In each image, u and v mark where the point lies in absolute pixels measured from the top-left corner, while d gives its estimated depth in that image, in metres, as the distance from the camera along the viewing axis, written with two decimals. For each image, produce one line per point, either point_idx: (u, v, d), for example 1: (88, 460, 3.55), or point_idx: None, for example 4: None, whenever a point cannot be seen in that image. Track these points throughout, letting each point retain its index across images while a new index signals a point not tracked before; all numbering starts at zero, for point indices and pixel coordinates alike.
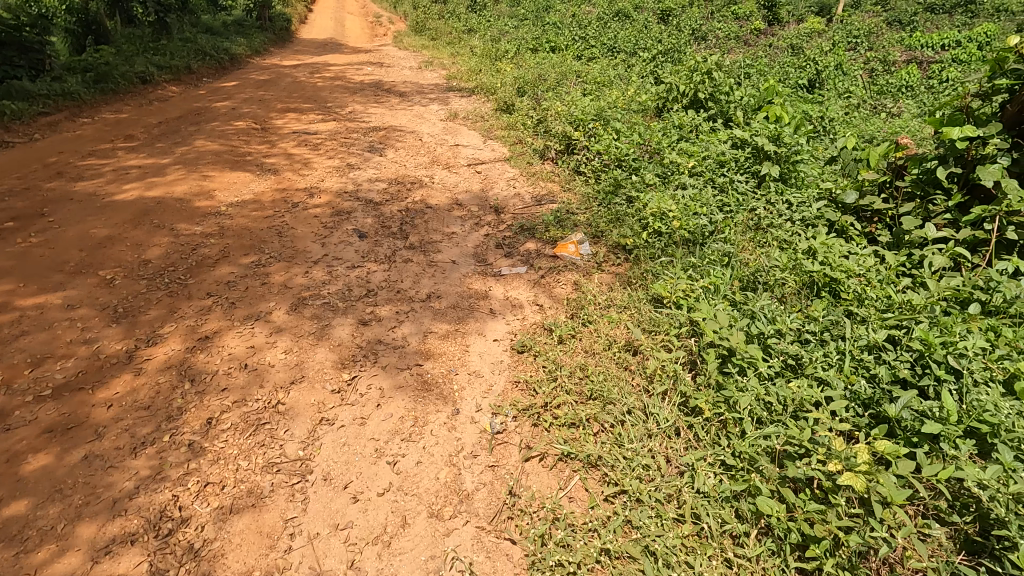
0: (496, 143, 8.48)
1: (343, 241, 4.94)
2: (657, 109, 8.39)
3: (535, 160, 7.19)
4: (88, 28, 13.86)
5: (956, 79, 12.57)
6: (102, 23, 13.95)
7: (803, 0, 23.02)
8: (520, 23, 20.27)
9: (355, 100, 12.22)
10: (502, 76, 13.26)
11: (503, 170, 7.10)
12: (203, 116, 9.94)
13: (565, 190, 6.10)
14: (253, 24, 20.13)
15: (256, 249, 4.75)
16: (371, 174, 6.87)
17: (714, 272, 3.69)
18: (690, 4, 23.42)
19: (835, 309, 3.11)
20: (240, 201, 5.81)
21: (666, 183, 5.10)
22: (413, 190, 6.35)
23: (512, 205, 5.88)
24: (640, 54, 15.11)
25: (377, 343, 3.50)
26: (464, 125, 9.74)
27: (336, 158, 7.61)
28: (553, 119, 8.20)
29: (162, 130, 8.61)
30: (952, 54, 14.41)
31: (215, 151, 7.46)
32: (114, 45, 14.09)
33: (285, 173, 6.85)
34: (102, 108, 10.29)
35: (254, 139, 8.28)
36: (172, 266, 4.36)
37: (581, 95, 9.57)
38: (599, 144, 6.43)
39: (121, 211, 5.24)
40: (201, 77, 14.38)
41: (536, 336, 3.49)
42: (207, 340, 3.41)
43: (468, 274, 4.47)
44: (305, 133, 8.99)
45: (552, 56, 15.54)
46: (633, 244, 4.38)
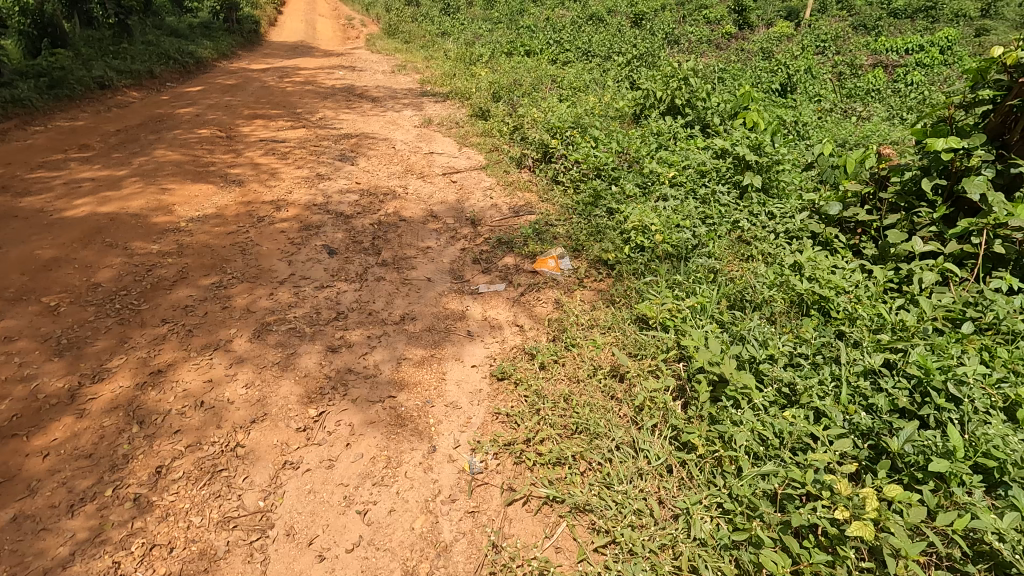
0: (472, 150, 8.29)
1: (311, 258, 4.69)
2: (634, 115, 8.30)
3: (512, 169, 7.02)
4: (44, 30, 13.25)
5: (921, 83, 12.82)
6: (59, 25, 13.36)
7: (771, 6, 23.41)
8: (494, 27, 20.12)
9: (326, 105, 11.90)
10: (476, 80, 13.07)
11: (479, 180, 6.92)
12: (165, 123, 9.52)
13: (543, 200, 5.94)
14: (220, 26, 19.57)
15: (217, 268, 4.47)
16: (342, 185, 6.61)
17: (700, 289, 3.55)
18: (662, 8, 23.61)
19: (826, 330, 3.00)
20: (202, 215, 5.51)
21: (647, 195, 4.97)
22: (386, 201, 6.12)
23: (489, 217, 5.70)
24: (615, 59, 15.10)
25: (346, 372, 3.27)
26: (438, 132, 9.53)
27: (305, 168, 7.33)
28: (529, 125, 8.05)
29: (121, 139, 8.21)
30: (916, 58, 14.71)
31: (177, 161, 7.12)
32: (71, 48, 13.50)
33: (251, 184, 6.55)
34: (57, 116, 9.80)
35: (219, 148, 7.94)
36: (125, 290, 4.06)
37: (557, 101, 9.44)
38: (577, 153, 6.29)
39: (70, 229, 4.90)
40: (164, 82, 13.87)
41: (517, 362, 3.31)
42: (159, 374, 3.14)
43: (444, 292, 4.26)
44: (272, 141, 8.67)
45: (527, 61, 15.42)
46: (615, 259, 4.22)
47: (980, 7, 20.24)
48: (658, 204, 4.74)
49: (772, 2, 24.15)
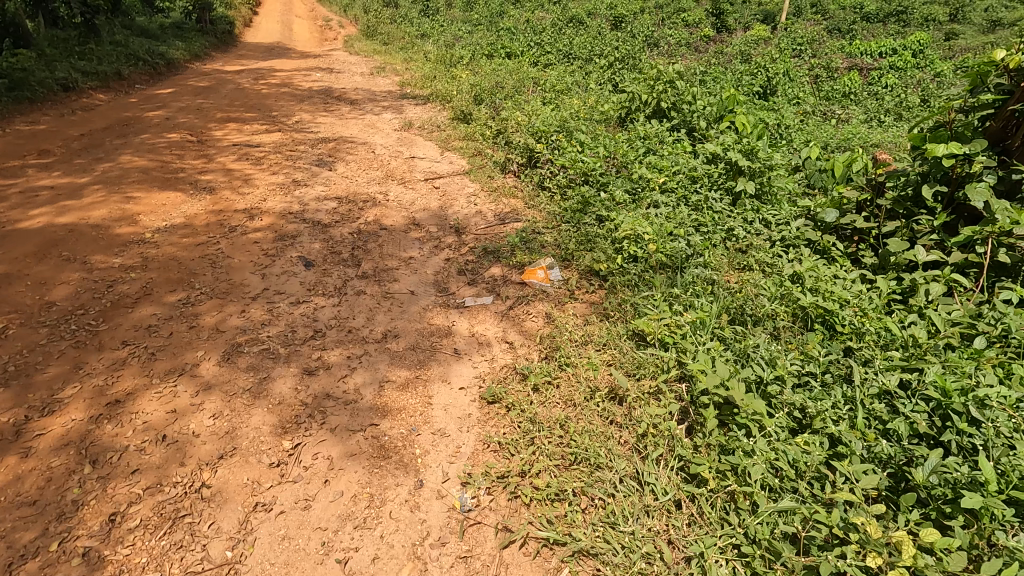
0: (454, 155, 8.08)
1: (286, 271, 4.43)
2: (619, 119, 8.17)
3: (496, 174, 6.83)
4: (6, 30, 12.66)
5: (897, 86, 12.98)
6: (22, 24, 12.79)
7: (747, 9, 23.64)
8: (474, 29, 19.92)
9: (303, 108, 11.58)
10: (457, 83, 12.86)
11: (463, 186, 6.71)
12: (132, 127, 9.13)
13: (530, 207, 5.75)
14: (192, 26, 19.04)
15: (185, 283, 4.19)
16: (320, 192, 6.35)
17: (698, 302, 3.39)
18: (641, 11, 23.70)
19: (834, 346, 2.86)
20: (169, 225, 5.20)
21: (637, 202, 4.81)
22: (366, 209, 5.87)
23: (473, 224, 5.49)
24: (596, 61, 15.01)
25: (324, 398, 3.04)
26: (419, 135, 9.29)
27: (281, 173, 7.04)
28: (513, 129, 7.86)
29: (84, 144, 7.82)
30: (890, 61, 14.92)
31: (144, 167, 6.78)
32: (34, 48, 12.95)
33: (223, 191, 6.25)
34: (16, 120, 9.34)
35: (189, 153, 7.61)
36: (83, 309, 3.77)
37: (540, 104, 9.28)
38: (563, 158, 6.12)
39: (24, 241, 4.56)
40: (132, 84, 13.38)
41: (508, 383, 3.11)
42: (116, 404, 2.88)
43: (428, 306, 4.05)
44: (246, 145, 8.35)
45: (508, 63, 15.24)
46: (606, 269, 4.05)
47: (949, 11, 20.68)
48: (649, 211, 4.58)
49: (748, 6, 24.37)
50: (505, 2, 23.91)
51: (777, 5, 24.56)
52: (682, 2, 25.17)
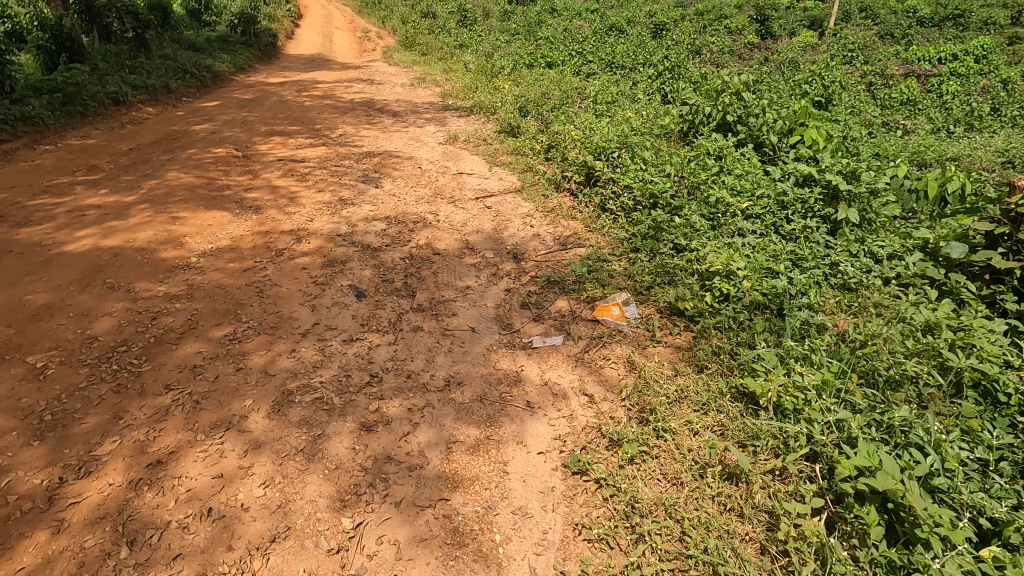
0: (503, 170, 7.74)
1: (336, 303, 4.11)
2: (680, 133, 7.68)
3: (551, 193, 6.45)
4: (63, 45, 13.00)
5: (961, 94, 12.12)
6: (77, 39, 13.10)
7: (792, 16, 22.83)
8: (512, 38, 19.68)
9: (346, 120, 11.46)
10: (500, 94, 12.57)
11: (517, 205, 6.33)
12: (179, 142, 9.08)
13: (593, 231, 5.32)
14: (237, 39, 19.34)
15: (231, 315, 3.92)
16: (368, 212, 6.06)
17: (815, 356, 2.92)
18: (682, 18, 23.13)
19: (1001, 424, 2.42)
20: (215, 248, 4.98)
21: (719, 229, 4.34)
22: (417, 231, 5.55)
23: (532, 249, 5.10)
24: (641, 71, 14.52)
25: (385, 462, 2.67)
26: (464, 149, 8.98)
27: (327, 191, 6.80)
28: (565, 144, 7.47)
29: (132, 159, 7.77)
30: (951, 66, 13.95)
31: (190, 184, 6.63)
32: (88, 63, 13.25)
33: (269, 211, 6.02)
34: (67, 134, 9.41)
35: (235, 169, 7.45)
36: (126, 344, 3.52)
37: (591, 116, 8.86)
38: (628, 178, 5.68)
39: (69, 266, 4.38)
40: (179, 97, 13.52)
41: (595, 450, 2.71)
42: (158, 466, 2.57)
43: (492, 346, 3.66)
44: (291, 160, 8.18)
45: (550, 73, 14.91)
46: (692, 309, 3.60)
47: (1012, 13, 19.45)
48: (735, 241, 4.11)
49: (793, 12, 23.55)
50: (543, 11, 23.66)
51: (824, 10, 23.65)
52: (724, 9, 24.51)
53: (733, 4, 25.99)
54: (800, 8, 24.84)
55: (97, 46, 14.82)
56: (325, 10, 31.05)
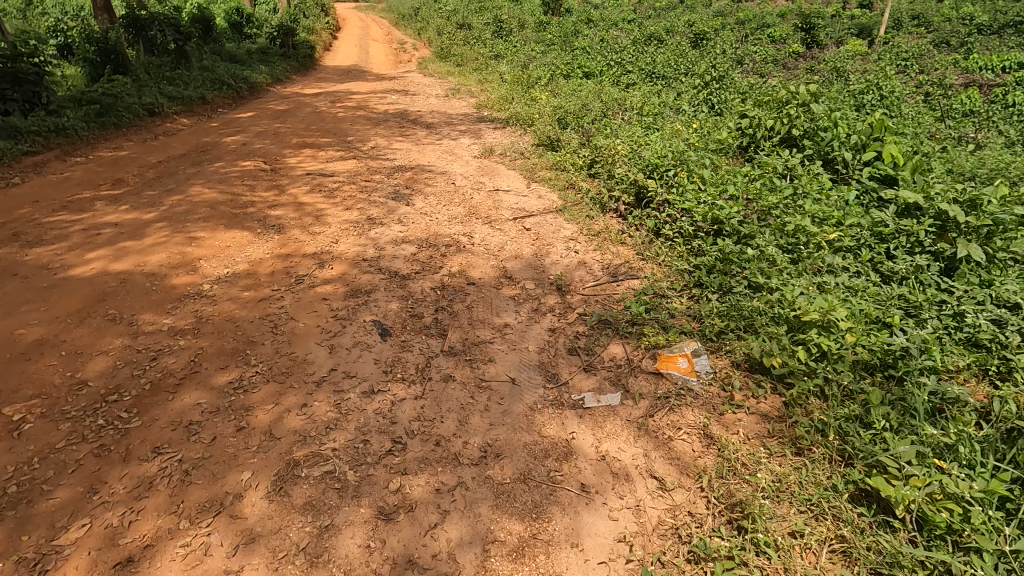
0: (542, 187, 7.22)
1: (357, 343, 3.61)
2: (737, 148, 7.01)
3: (596, 213, 5.89)
4: (108, 57, 13.34)
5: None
6: (122, 51, 13.37)
7: (839, 25, 21.80)
8: (547, 48, 19.27)
9: (379, 132, 11.16)
10: (536, 106, 12.09)
11: (558, 227, 5.78)
12: (209, 154, 8.85)
13: (646, 259, 4.72)
14: (276, 51, 19.48)
15: (240, 357, 3.45)
16: (398, 233, 5.59)
17: (964, 448, 2.31)
18: (723, 27, 22.36)
19: None
20: (231, 274, 4.56)
21: (804, 264, 3.70)
22: (450, 256, 5.05)
23: (578, 280, 4.53)
24: (685, 81, 13.86)
25: (407, 570, 2.16)
26: (500, 164, 8.49)
27: (355, 209, 6.38)
28: (611, 160, 6.89)
29: (159, 173, 7.54)
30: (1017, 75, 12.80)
31: (213, 200, 6.29)
32: (131, 75, 13.46)
33: (292, 231, 5.61)
34: (100, 145, 9.30)
35: (261, 184, 7.12)
36: (119, 391, 3.07)
37: (638, 130, 8.26)
38: (687, 201, 5.06)
39: (71, 294, 4.00)
40: (215, 108, 13.48)
41: (675, 567, 2.17)
42: (128, 567, 2.13)
43: (535, 404, 3.09)
44: (320, 175, 7.83)
45: (587, 83, 14.37)
46: (780, 365, 2.99)
47: None
48: (826, 280, 3.48)
49: (839, 21, 22.52)
50: (578, 21, 23.21)
51: (873, 18, 22.59)
52: (766, 19, 23.65)
53: (775, 13, 25.09)
54: (847, 16, 23.77)
55: (139, 59, 14.97)
56: (362, 22, 31.30)
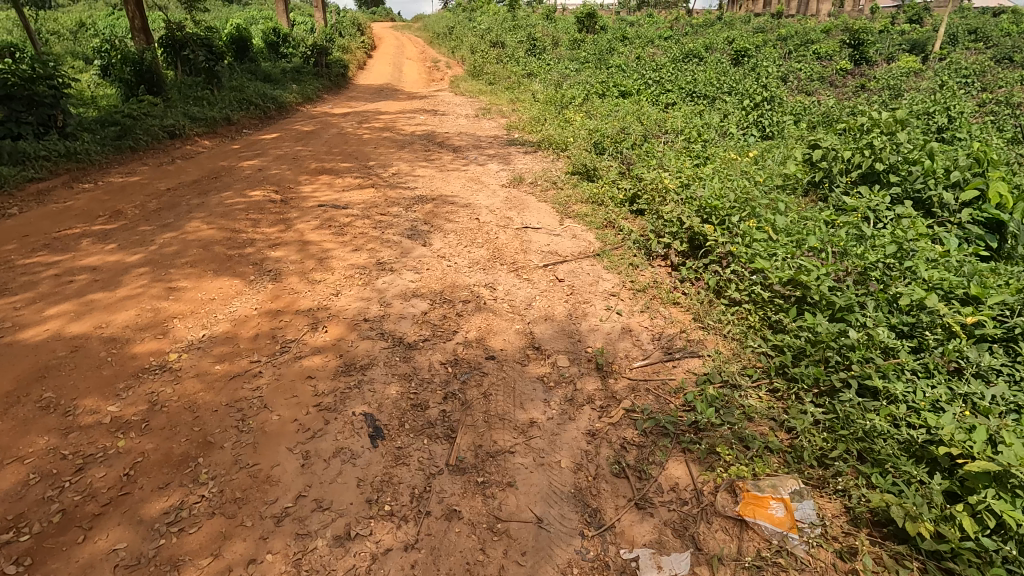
0: (577, 224, 6.40)
1: (339, 451, 2.81)
2: (806, 184, 6.05)
3: (641, 262, 5.06)
4: (142, 77, 13.44)
5: None
6: (157, 72, 13.46)
7: (889, 41, 20.54)
8: (581, 66, 18.62)
9: (403, 156, 10.57)
10: (569, 129, 11.32)
11: (597, 278, 4.92)
12: (221, 181, 8.33)
13: (708, 331, 3.85)
14: (309, 70, 19.39)
15: (189, 466, 2.69)
16: (409, 283, 4.82)
17: None
18: (765, 43, 21.37)
19: None
20: (207, 339, 3.85)
21: (937, 361, 2.83)
22: (468, 317, 4.24)
23: (623, 356, 3.67)
24: (729, 100, 12.91)
25: None
26: (530, 194, 7.71)
27: (365, 250, 5.64)
28: (657, 198, 6.00)
29: (163, 203, 7.02)
30: None
31: (210, 238, 5.68)
32: (163, 95, 13.52)
33: (291, 279, 4.91)
34: (112, 170, 8.90)
35: (266, 218, 6.50)
36: (18, 524, 2.36)
37: (684, 159, 7.35)
38: (757, 253, 4.16)
39: (9, 366, 3.34)
40: (240, 129, 13.15)
41: None
42: None
43: (569, 568, 2.28)
44: (333, 206, 7.18)
45: (623, 103, 13.58)
46: (932, 537, 2.14)
47: None
48: (972, 392, 2.62)
49: (889, 37, 21.28)
50: (613, 38, 22.49)
51: (924, 33, 21.29)
52: (810, 34, 22.52)
53: (820, 29, 23.95)
54: (896, 31, 22.43)
55: (172, 80, 14.88)
56: (398, 42, 31.36)
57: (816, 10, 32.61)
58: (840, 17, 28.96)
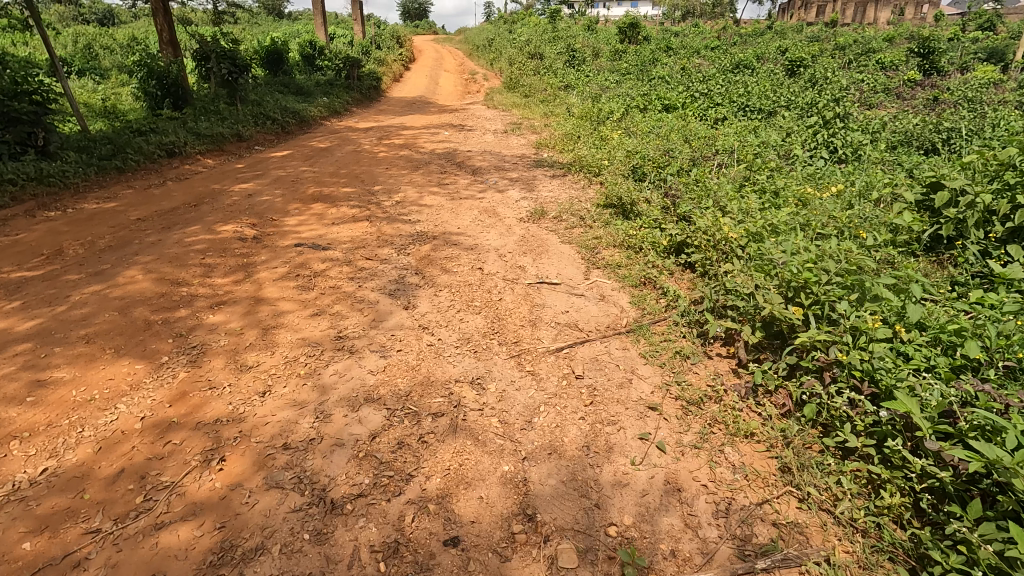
0: (606, 280, 4.98)
1: None
2: (927, 240, 4.43)
3: (692, 353, 3.62)
4: (169, 90, 12.93)
5: None
6: (183, 84, 12.95)
7: (965, 49, 18.25)
8: (622, 78, 17.20)
9: (416, 179, 9.40)
10: (604, 149, 9.90)
11: (629, 375, 3.50)
12: (200, 210, 7.29)
13: (812, 509, 2.40)
14: (340, 83, 18.68)
15: None
16: (368, 376, 3.50)
17: None
18: (822, 53, 19.45)
19: None
20: (42, 480, 2.63)
21: None
22: (435, 445, 2.89)
23: (663, 555, 2.26)
24: (788, 116, 11.24)
25: None
26: (553, 232, 6.36)
27: (327, 315, 4.37)
28: (719, 257, 4.53)
29: (118, 239, 5.99)
30: None
31: (139, 292, 4.55)
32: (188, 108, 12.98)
33: (215, 363, 3.66)
34: (89, 195, 8.03)
35: (226, 263, 5.34)
36: None
37: (745, 199, 5.84)
38: (885, 371, 2.65)
39: None
40: (251, 146, 12.27)
41: None
42: None
43: None
44: (313, 246, 5.98)
45: (667, 118, 12.11)
46: None
47: None
48: None
49: (962, 44, 18.99)
50: (655, 49, 21.02)
51: (1003, 40, 18.91)
52: (871, 43, 20.44)
53: (881, 37, 21.87)
54: (969, 39, 20.14)
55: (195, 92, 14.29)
56: (437, 54, 30.72)
57: (872, 18, 30.24)
58: (899, 25, 26.63)
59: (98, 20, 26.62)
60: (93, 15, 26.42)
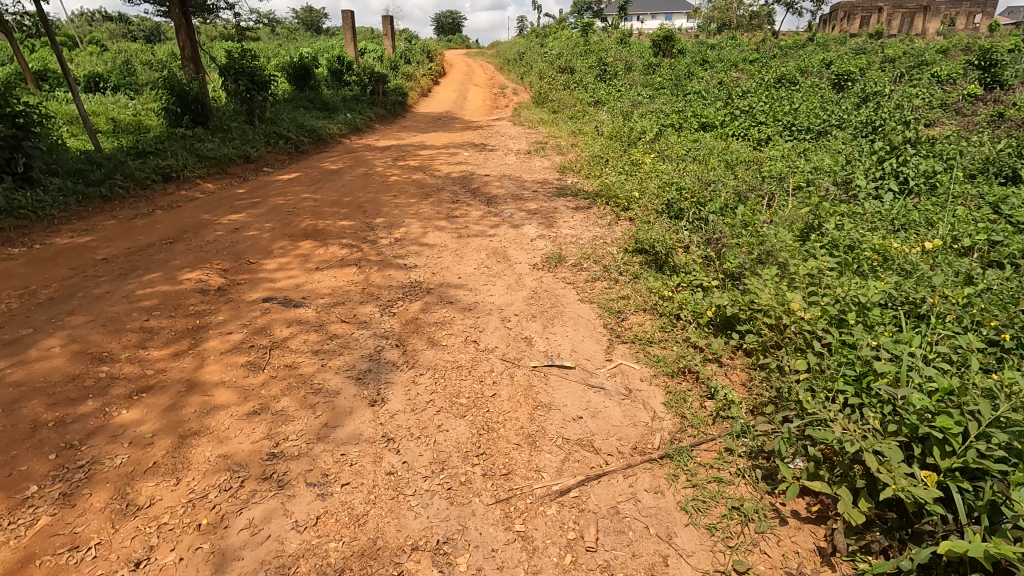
0: (634, 363, 3.88)
1: None
2: None
3: (753, 517, 2.54)
4: (189, 107, 12.34)
5: None
6: (203, 102, 12.37)
7: None
8: (656, 93, 16.07)
9: (425, 209, 8.47)
10: (635, 176, 8.80)
11: (663, 550, 2.42)
12: (174, 249, 6.47)
13: None
14: (365, 98, 18.04)
15: None
16: (290, 535, 2.50)
17: None
18: (872, 66, 17.90)
19: None
20: None
21: None
22: None
23: None
24: (844, 137, 9.93)
25: None
26: (571, 286, 5.29)
27: (269, 413, 3.38)
28: (790, 350, 3.41)
29: (65, 289, 5.19)
30: None
31: (44, 373, 3.66)
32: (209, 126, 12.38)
33: (94, 501, 2.69)
34: (64, 228, 7.35)
35: (173, 326, 4.44)
36: None
37: (811, 255, 4.67)
38: None
39: None
40: (259, 167, 11.55)
41: None
42: None
43: None
44: (284, 301, 5.05)
45: (706, 139, 10.92)
46: None
47: None
48: None
49: None
50: (691, 62, 19.80)
51: None
52: (924, 55, 18.75)
53: (936, 48, 20.07)
54: None
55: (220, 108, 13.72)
56: (468, 68, 30.17)
57: (919, 28, 28.26)
58: (949, 36, 24.71)
59: (145, 36, 26.92)
60: (140, 32, 26.61)
